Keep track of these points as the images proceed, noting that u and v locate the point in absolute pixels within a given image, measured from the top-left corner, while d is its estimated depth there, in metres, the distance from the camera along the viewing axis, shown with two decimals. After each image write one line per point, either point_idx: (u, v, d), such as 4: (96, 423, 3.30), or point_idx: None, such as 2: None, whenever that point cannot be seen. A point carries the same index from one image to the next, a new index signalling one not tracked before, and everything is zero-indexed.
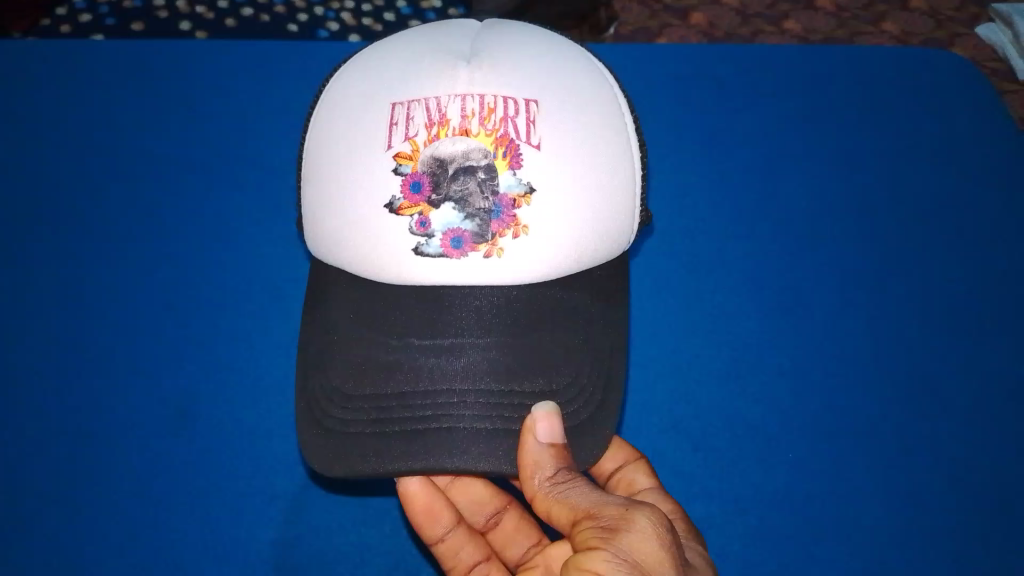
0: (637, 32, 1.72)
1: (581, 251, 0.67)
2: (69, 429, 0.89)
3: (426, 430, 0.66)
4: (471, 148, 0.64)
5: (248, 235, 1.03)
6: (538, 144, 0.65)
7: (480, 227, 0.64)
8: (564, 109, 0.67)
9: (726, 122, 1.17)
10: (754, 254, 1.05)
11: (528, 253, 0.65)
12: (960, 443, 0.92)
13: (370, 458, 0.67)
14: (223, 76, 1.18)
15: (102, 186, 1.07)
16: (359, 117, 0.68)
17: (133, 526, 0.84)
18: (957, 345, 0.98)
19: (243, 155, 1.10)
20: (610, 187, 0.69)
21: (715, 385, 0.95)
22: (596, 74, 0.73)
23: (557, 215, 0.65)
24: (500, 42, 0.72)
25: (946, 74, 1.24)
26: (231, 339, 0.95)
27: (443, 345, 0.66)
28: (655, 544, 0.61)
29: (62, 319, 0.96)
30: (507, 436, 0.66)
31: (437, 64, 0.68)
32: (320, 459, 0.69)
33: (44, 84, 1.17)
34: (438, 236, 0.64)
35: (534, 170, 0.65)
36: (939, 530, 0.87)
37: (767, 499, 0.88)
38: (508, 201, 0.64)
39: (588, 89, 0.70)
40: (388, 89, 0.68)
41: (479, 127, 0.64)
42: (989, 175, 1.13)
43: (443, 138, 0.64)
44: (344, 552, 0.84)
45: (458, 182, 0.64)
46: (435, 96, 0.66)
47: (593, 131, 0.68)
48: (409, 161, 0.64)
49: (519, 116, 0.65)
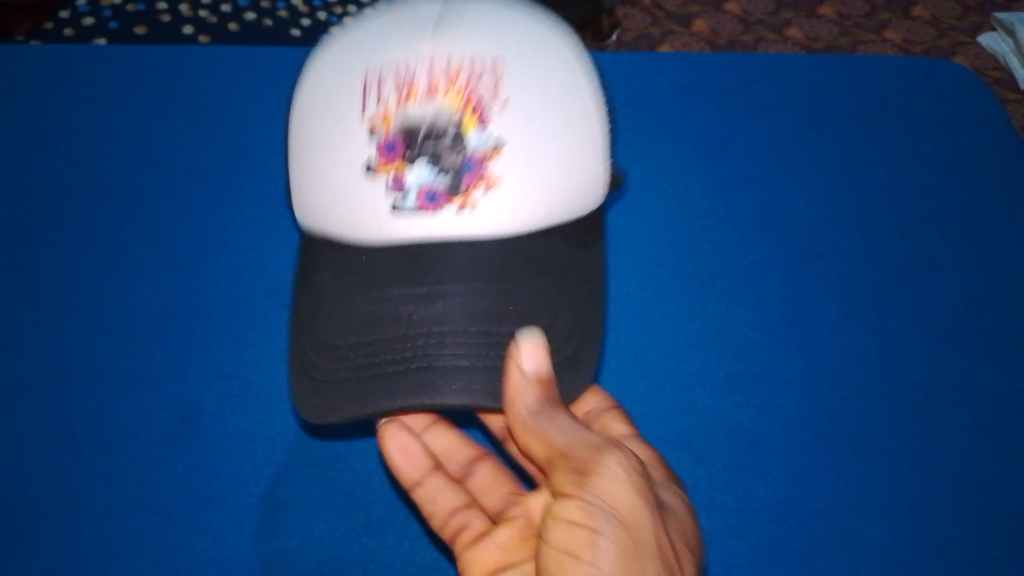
0: (640, 39, 1.72)
1: (554, 206, 0.68)
2: (66, 436, 0.87)
3: (407, 374, 0.66)
4: (439, 106, 0.64)
5: (248, 240, 1.02)
6: (505, 99, 0.65)
7: (453, 183, 0.65)
8: (530, 67, 0.67)
9: (728, 131, 1.16)
10: (757, 263, 1.04)
11: (501, 207, 0.66)
12: (964, 457, 0.91)
13: (359, 405, 0.68)
14: (226, 84, 1.17)
15: (103, 190, 1.06)
16: (333, 88, 0.68)
17: (131, 538, 0.81)
18: (960, 358, 0.98)
19: (242, 160, 1.09)
20: (581, 141, 0.69)
21: (716, 394, 0.94)
22: (565, 32, 0.74)
23: (529, 172, 0.66)
24: (468, 4, 0.72)
25: (949, 83, 1.23)
26: (229, 345, 0.93)
27: (422, 291, 0.67)
28: (628, 490, 0.63)
29: (59, 324, 0.94)
30: (484, 373, 0.66)
31: (405, 29, 0.68)
32: (313, 406, 0.70)
33: (47, 90, 1.16)
34: (414, 194, 0.65)
35: (503, 127, 0.65)
36: (946, 544, 0.86)
37: (770, 511, 0.87)
38: (477, 158, 0.65)
39: (556, 46, 0.71)
40: (359, 56, 0.68)
41: (447, 87, 0.65)
42: (992, 186, 1.13)
43: (411, 100, 0.64)
44: (341, 561, 0.81)
45: (429, 142, 0.64)
46: (403, 61, 0.66)
47: (560, 85, 0.69)
48: (381, 124, 0.65)
49: (485, 75, 0.66)
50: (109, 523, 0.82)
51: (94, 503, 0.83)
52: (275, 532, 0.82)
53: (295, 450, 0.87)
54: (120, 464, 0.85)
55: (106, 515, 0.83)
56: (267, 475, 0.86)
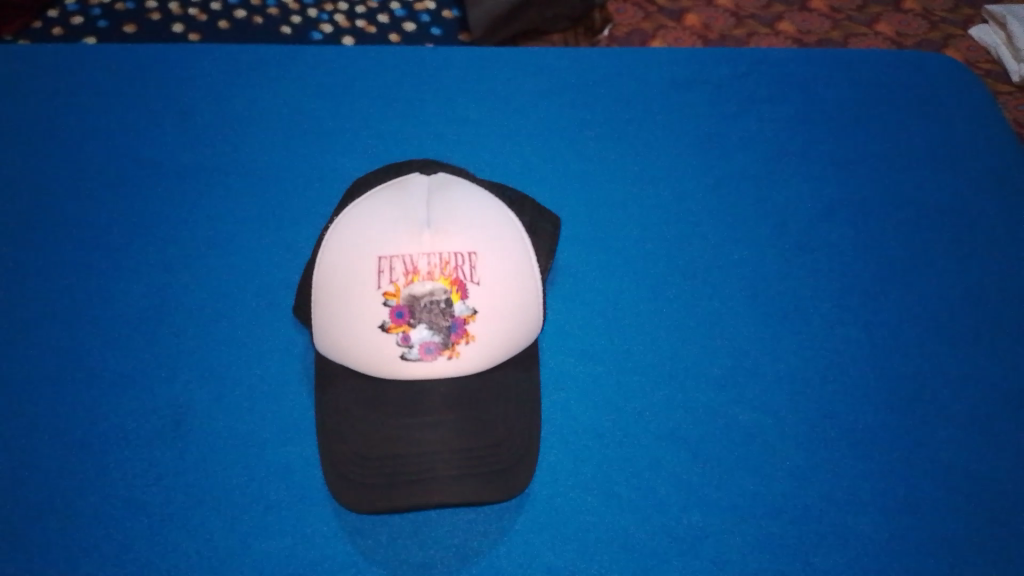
0: (631, 34, 1.71)
1: (511, 347, 0.80)
2: (55, 439, 0.86)
3: (404, 450, 0.78)
4: (436, 289, 0.76)
5: (236, 236, 1.00)
6: (479, 280, 0.77)
7: (442, 338, 0.76)
8: (492, 249, 0.79)
9: (722, 124, 1.14)
10: (749, 258, 1.03)
11: (471, 355, 0.77)
12: (957, 451, 0.92)
13: (375, 488, 0.78)
14: (207, 71, 1.14)
15: (89, 190, 1.03)
16: (341, 233, 0.82)
17: (124, 541, 0.81)
18: (952, 352, 0.99)
19: (230, 158, 1.06)
20: (524, 312, 0.81)
21: (710, 389, 0.93)
22: (506, 213, 0.86)
23: (491, 338, 0.78)
24: (444, 190, 0.84)
25: (943, 74, 1.22)
26: (219, 345, 0.92)
27: (414, 353, 0.76)
28: None
29: (48, 327, 0.93)
30: (455, 420, 0.78)
31: (396, 198, 0.83)
32: (343, 495, 0.79)
33: (22, 82, 1.12)
34: (416, 346, 0.76)
35: (477, 307, 0.77)
36: (938, 539, 0.87)
37: (765, 506, 0.87)
38: (460, 321, 0.76)
39: (505, 236, 0.82)
40: (359, 211, 0.83)
41: (440, 273, 0.76)
42: (984, 180, 1.13)
43: (416, 282, 0.76)
44: (335, 562, 0.81)
45: (427, 313, 0.76)
46: (400, 226, 0.79)
47: (513, 268, 0.80)
48: (393, 297, 0.76)
49: (465, 269, 0.77)
50: (101, 528, 0.82)
51: (86, 507, 0.83)
52: (267, 534, 0.82)
53: (286, 451, 0.86)
54: (113, 467, 0.85)
55: (97, 520, 0.82)
56: (259, 476, 0.85)
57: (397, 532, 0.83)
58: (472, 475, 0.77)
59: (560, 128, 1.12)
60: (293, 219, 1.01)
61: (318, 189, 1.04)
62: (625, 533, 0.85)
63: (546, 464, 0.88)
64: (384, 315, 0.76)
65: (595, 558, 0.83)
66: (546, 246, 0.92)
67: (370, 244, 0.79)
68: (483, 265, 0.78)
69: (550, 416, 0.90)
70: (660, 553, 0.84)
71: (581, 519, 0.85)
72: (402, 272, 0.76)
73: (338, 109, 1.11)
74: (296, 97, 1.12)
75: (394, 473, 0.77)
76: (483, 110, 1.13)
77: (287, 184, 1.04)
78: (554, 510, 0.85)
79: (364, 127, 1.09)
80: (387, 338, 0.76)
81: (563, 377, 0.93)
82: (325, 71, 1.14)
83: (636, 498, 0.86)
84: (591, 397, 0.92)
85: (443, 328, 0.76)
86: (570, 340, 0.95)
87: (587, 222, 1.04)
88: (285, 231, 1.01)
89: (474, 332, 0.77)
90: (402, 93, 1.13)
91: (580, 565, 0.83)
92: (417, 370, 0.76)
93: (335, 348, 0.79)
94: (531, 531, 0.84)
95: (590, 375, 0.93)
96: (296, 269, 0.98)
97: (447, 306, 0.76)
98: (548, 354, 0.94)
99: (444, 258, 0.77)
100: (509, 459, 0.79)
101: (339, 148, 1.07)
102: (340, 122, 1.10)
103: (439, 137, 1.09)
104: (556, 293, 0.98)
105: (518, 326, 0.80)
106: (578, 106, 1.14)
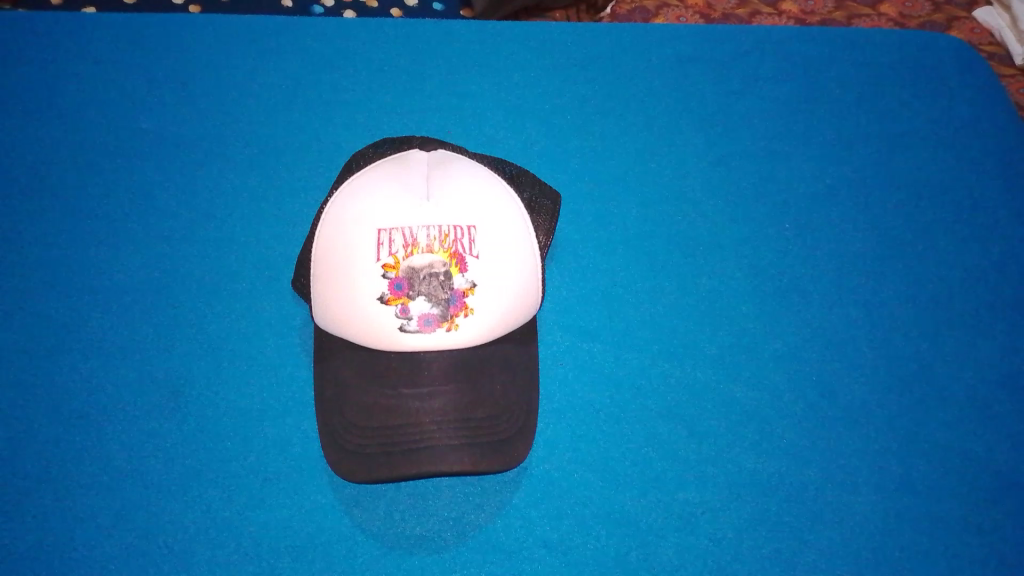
0: (634, 12, 1.69)
1: (507, 322, 0.79)
2: (54, 409, 0.86)
3: (400, 418, 0.78)
4: (435, 262, 0.76)
5: (237, 209, 1.00)
6: (478, 255, 0.77)
7: (442, 310, 0.76)
8: (493, 225, 0.79)
9: (725, 102, 1.13)
10: (751, 238, 1.03)
11: (470, 328, 0.77)
12: (955, 432, 0.93)
13: (374, 453, 0.78)
14: (204, 37, 1.11)
15: (87, 160, 1.03)
16: (338, 205, 0.81)
17: (128, 513, 0.82)
18: (952, 334, 0.99)
19: (230, 130, 1.05)
20: (523, 288, 0.80)
21: (708, 366, 0.93)
22: (508, 191, 0.85)
23: (488, 312, 0.78)
24: (446, 166, 0.84)
25: (951, 51, 1.20)
26: (217, 318, 0.92)
27: (412, 322, 0.76)
28: None
29: (47, 296, 0.93)
30: (450, 386, 0.78)
31: (397, 171, 0.83)
32: (340, 465, 0.79)
33: (15, 46, 1.09)
34: (415, 317, 0.76)
35: (476, 279, 0.77)
36: (931, 518, 0.88)
37: (759, 484, 0.88)
38: (458, 294, 0.76)
39: (504, 212, 0.81)
40: (356, 184, 0.83)
41: (439, 245, 0.76)
42: (986, 161, 1.12)
43: (415, 254, 0.76)
44: (336, 534, 0.82)
45: (426, 283, 0.75)
46: (399, 198, 0.79)
47: (513, 244, 0.80)
48: (393, 269, 0.76)
49: (465, 242, 0.77)
50: (102, 498, 0.82)
51: (90, 481, 0.83)
52: (265, 504, 0.82)
53: (283, 422, 0.86)
54: (114, 441, 0.85)
55: (99, 491, 0.82)
56: (256, 447, 0.85)
57: (394, 504, 0.84)
58: (469, 444, 0.78)
59: (563, 105, 1.11)
60: (292, 193, 1.01)
61: (317, 163, 1.03)
62: (621, 508, 0.85)
63: (544, 440, 0.88)
64: (383, 287, 0.76)
65: (591, 532, 0.84)
66: (546, 222, 0.91)
67: (369, 214, 0.78)
68: (483, 238, 0.78)
69: (548, 391, 0.90)
70: (655, 529, 0.84)
71: (578, 493, 0.86)
72: (402, 244, 0.76)
73: (337, 82, 1.10)
74: (294, 67, 1.10)
75: (393, 439, 0.78)
76: (484, 86, 1.12)
77: (287, 158, 1.03)
78: (552, 484, 0.86)
79: (364, 100, 1.09)
80: (385, 311, 0.76)
81: (561, 352, 0.92)
82: (323, 43, 1.13)
83: (633, 474, 0.87)
84: (590, 373, 0.92)
85: (442, 300, 0.76)
86: (568, 317, 0.95)
87: (587, 200, 1.04)
88: (284, 205, 1.00)
89: (473, 305, 0.77)
90: (401, 66, 1.12)
91: (575, 539, 0.83)
92: (417, 342, 0.76)
93: (332, 321, 0.79)
94: (529, 504, 0.84)
95: (589, 352, 0.93)
96: (295, 242, 0.98)
97: (446, 279, 0.76)
98: (547, 330, 0.94)
99: (443, 230, 0.77)
100: (505, 430, 0.80)
101: (339, 122, 1.07)
102: (340, 95, 1.09)
103: (440, 113, 1.09)
104: (556, 270, 0.98)
105: (518, 299, 0.80)
106: (579, 83, 1.13)
